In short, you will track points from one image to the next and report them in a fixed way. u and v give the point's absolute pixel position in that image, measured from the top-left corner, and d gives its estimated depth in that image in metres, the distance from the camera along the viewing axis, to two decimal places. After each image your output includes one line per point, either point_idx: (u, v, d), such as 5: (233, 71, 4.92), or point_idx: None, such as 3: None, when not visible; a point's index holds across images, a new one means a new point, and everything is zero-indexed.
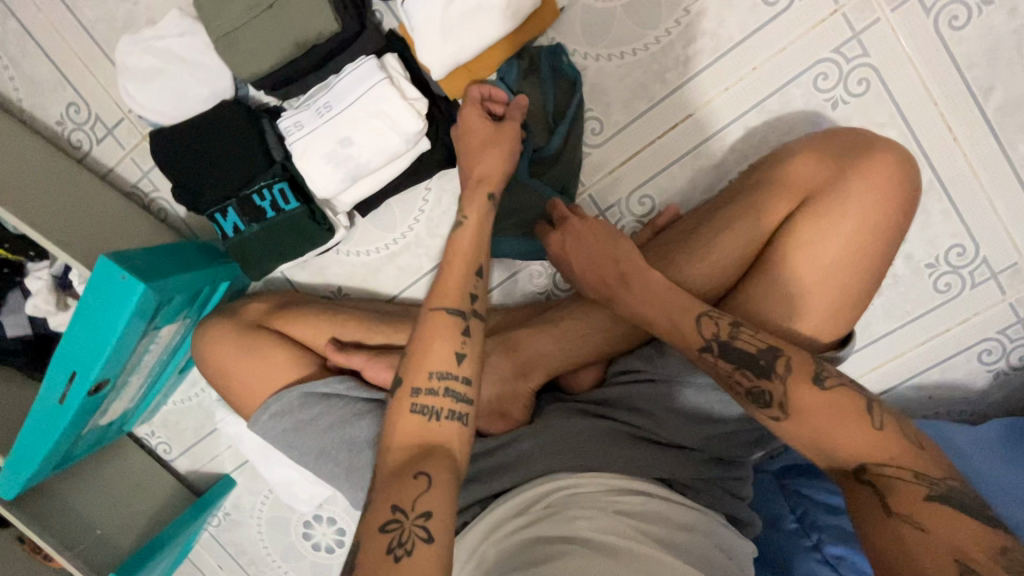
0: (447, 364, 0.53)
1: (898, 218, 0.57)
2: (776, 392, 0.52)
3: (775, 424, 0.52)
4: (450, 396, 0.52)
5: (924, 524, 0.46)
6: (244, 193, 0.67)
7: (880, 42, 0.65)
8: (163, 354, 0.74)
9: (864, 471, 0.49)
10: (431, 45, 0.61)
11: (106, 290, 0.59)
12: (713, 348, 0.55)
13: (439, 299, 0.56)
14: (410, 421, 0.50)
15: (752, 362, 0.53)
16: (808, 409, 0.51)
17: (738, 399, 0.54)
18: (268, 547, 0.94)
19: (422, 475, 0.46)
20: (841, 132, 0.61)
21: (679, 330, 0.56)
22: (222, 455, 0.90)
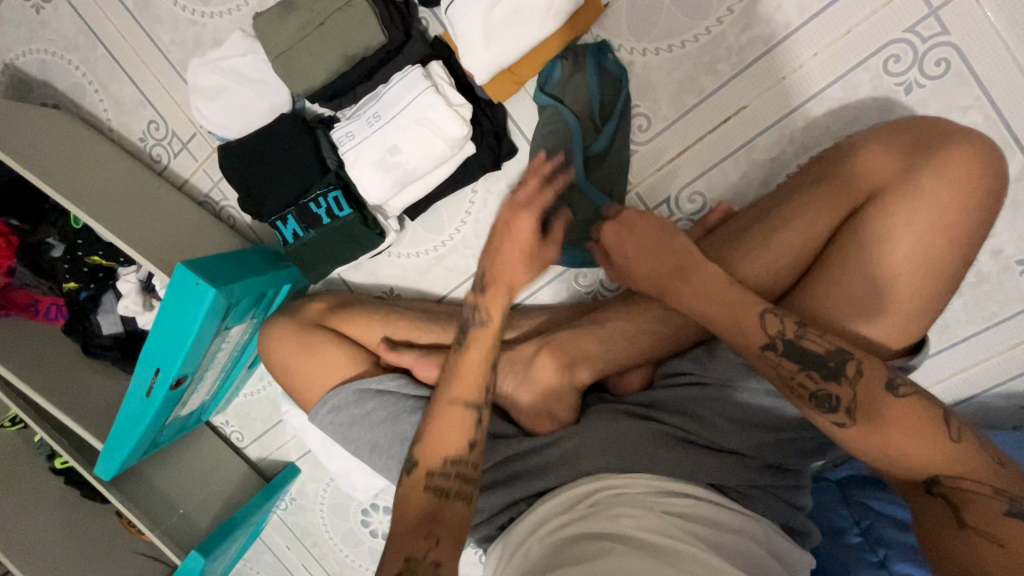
0: (460, 450, 0.54)
1: (980, 212, 0.52)
2: (844, 398, 0.49)
3: (837, 431, 0.49)
4: (461, 479, 0.54)
5: (999, 538, 0.44)
6: (302, 202, 0.70)
7: (963, 17, 0.59)
8: (234, 351, 0.80)
9: (937, 484, 0.48)
10: (474, 51, 0.61)
11: (184, 295, 0.64)
12: (777, 346, 0.51)
13: (458, 387, 0.57)
14: (422, 496, 0.53)
15: (819, 364, 0.50)
16: (877, 418, 0.48)
17: (800, 401, 0.51)
18: (329, 532, 1.00)
19: (432, 537, 0.50)
20: (915, 121, 0.56)
21: (737, 330, 0.53)
22: (287, 444, 0.96)
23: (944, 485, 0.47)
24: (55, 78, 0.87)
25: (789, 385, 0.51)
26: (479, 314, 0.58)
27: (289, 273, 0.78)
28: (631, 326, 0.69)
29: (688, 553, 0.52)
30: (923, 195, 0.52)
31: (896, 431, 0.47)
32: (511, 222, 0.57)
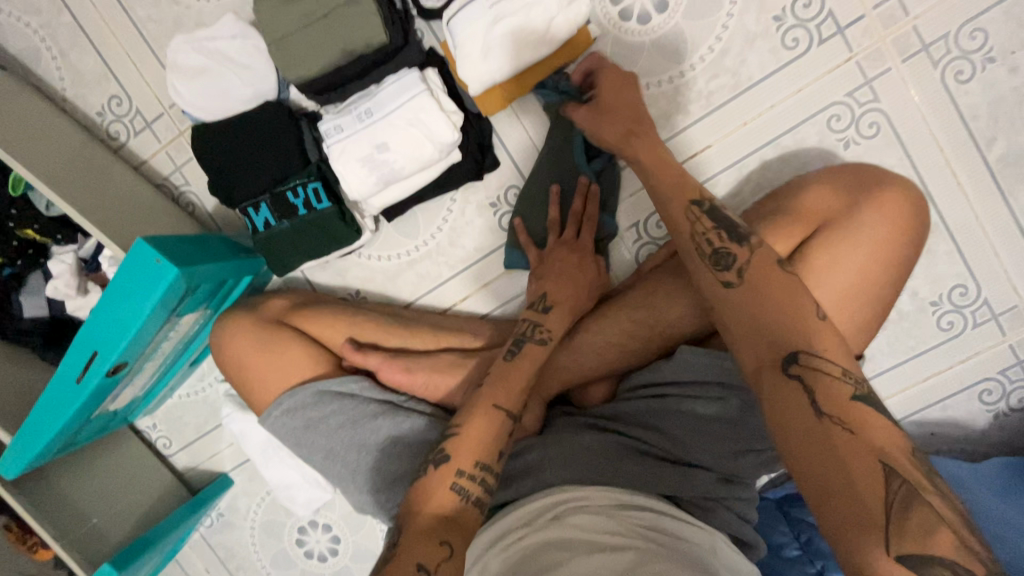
0: (490, 457, 0.57)
1: (906, 250, 0.60)
2: (741, 260, 0.52)
3: (723, 290, 0.51)
4: (483, 487, 0.56)
5: (854, 426, 0.41)
6: (278, 190, 0.69)
7: (890, 89, 0.70)
8: (180, 343, 0.74)
9: (794, 362, 0.45)
10: (471, 63, 0.64)
11: (140, 272, 0.60)
12: (703, 205, 0.56)
13: (502, 394, 0.60)
14: (444, 498, 0.54)
15: (730, 229, 0.54)
16: (761, 287, 0.50)
17: (701, 259, 0.54)
18: (258, 553, 0.92)
19: (446, 544, 0.51)
20: (852, 168, 0.64)
21: (673, 188, 0.58)
22: (221, 453, 0.89)
23: (801, 365, 0.45)
24: (7, 40, 0.81)
25: (697, 240, 0.54)
26: (539, 332, 0.66)
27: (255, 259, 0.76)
28: (599, 340, 0.70)
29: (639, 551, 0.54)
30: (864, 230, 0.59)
31: (774, 304, 0.49)
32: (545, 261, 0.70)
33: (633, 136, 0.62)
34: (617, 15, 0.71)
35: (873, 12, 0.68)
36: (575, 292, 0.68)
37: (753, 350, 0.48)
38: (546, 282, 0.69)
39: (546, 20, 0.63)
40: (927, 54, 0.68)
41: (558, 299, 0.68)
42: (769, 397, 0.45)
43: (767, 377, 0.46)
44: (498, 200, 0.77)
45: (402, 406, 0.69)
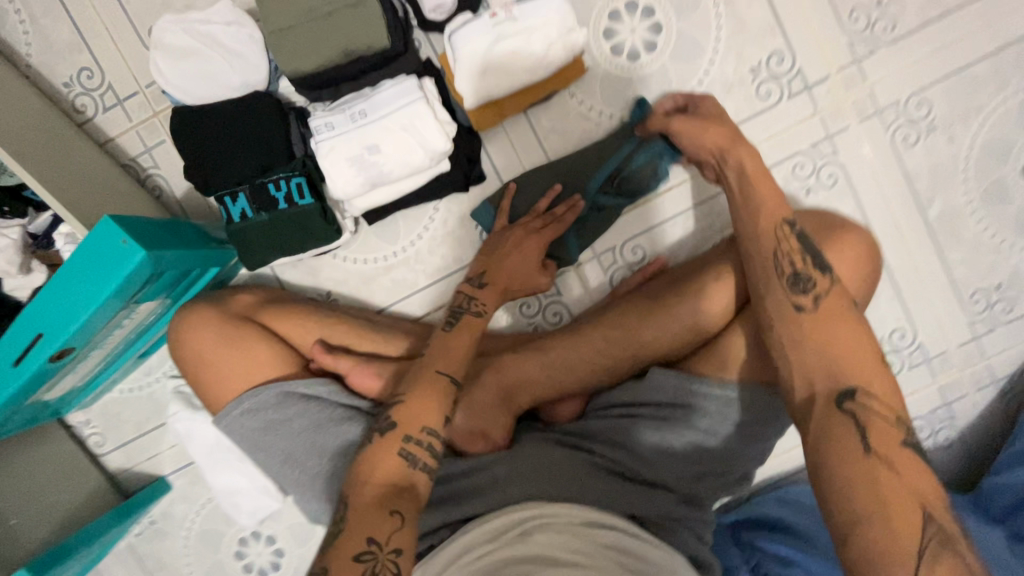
0: (436, 424, 0.57)
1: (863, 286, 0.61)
2: (819, 288, 0.55)
3: (794, 311, 0.55)
4: (430, 455, 0.57)
5: (896, 467, 0.46)
6: (259, 182, 0.67)
7: (848, 145, 0.76)
8: (133, 332, 0.69)
9: (849, 398, 0.49)
10: (469, 77, 0.66)
11: (102, 252, 0.56)
12: (792, 228, 0.59)
13: (445, 362, 0.61)
14: (390, 466, 0.55)
15: (812, 256, 0.57)
16: (834, 317, 0.54)
17: (779, 278, 0.57)
18: (190, 566, 0.86)
19: (397, 514, 0.52)
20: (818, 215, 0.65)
21: (767, 207, 0.60)
22: (161, 455, 0.83)
23: (857, 402, 0.49)
24: None
25: (778, 260, 0.58)
26: (475, 305, 0.67)
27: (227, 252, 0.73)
28: (573, 358, 0.70)
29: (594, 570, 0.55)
30: (846, 254, 0.60)
31: (842, 341, 0.52)
32: (500, 240, 0.71)
33: (736, 142, 0.64)
34: (609, 49, 0.75)
35: (837, 74, 0.75)
36: (516, 272, 0.70)
37: (809, 374, 0.52)
38: (489, 261, 0.70)
39: (545, 44, 0.65)
40: (879, 117, 0.76)
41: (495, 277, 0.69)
42: (818, 423, 0.49)
43: (820, 408, 0.50)
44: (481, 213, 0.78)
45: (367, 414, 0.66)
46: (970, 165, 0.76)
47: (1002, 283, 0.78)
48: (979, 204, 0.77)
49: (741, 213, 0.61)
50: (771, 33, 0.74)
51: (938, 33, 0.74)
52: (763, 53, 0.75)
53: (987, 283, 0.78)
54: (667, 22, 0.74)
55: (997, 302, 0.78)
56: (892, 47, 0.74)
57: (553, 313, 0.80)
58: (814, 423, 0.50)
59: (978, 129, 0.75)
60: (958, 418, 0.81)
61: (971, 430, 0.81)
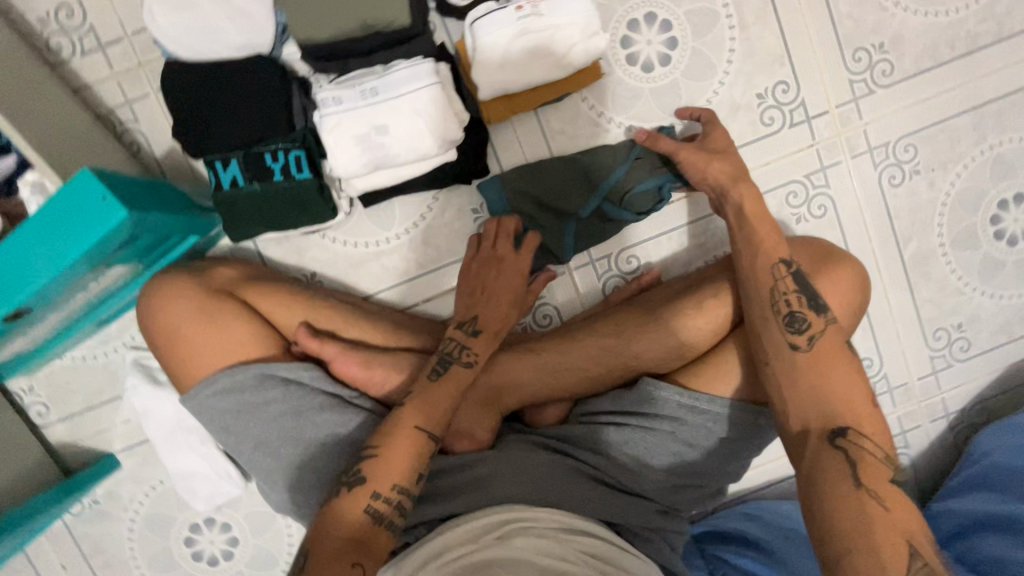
0: (408, 481, 0.56)
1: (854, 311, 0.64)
2: (812, 329, 0.60)
3: (791, 350, 0.60)
4: (397, 509, 0.55)
5: (886, 503, 0.52)
6: (255, 150, 0.63)
7: (839, 179, 0.79)
8: (97, 297, 0.64)
9: (841, 435, 0.55)
10: (488, 68, 0.64)
11: (78, 207, 0.51)
12: (790, 267, 0.63)
13: (426, 415, 0.59)
14: (356, 519, 0.54)
15: (809, 296, 0.61)
16: (826, 357, 0.59)
17: (775, 316, 0.61)
18: (133, 551, 0.80)
19: (357, 567, 0.51)
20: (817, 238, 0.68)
21: (764, 246, 0.64)
22: (112, 431, 0.77)
23: (846, 439, 0.55)
24: None
25: (775, 300, 0.62)
26: (465, 355, 0.65)
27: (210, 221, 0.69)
28: (564, 362, 0.69)
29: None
30: (836, 283, 0.63)
31: (833, 382, 0.58)
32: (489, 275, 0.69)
33: (738, 180, 0.67)
34: (624, 58, 0.75)
35: (836, 110, 0.78)
36: (505, 316, 0.68)
37: (803, 409, 0.58)
38: (478, 303, 0.68)
39: (568, 44, 0.64)
40: (870, 156, 0.79)
41: (486, 322, 0.67)
42: (813, 457, 0.55)
43: (814, 442, 0.56)
44: (481, 207, 0.76)
45: (352, 403, 0.66)
46: (946, 210, 0.81)
47: (962, 323, 0.83)
48: (950, 247, 0.82)
49: (743, 251, 0.65)
50: (779, 62, 0.76)
51: (931, 82, 0.78)
52: (770, 81, 0.77)
53: (949, 322, 0.83)
54: (682, 38, 0.75)
55: (956, 340, 0.84)
56: (889, 90, 0.78)
57: (543, 315, 0.79)
58: (808, 457, 0.55)
59: (956, 177, 0.80)
60: (911, 446, 0.86)
61: (922, 457, 0.87)
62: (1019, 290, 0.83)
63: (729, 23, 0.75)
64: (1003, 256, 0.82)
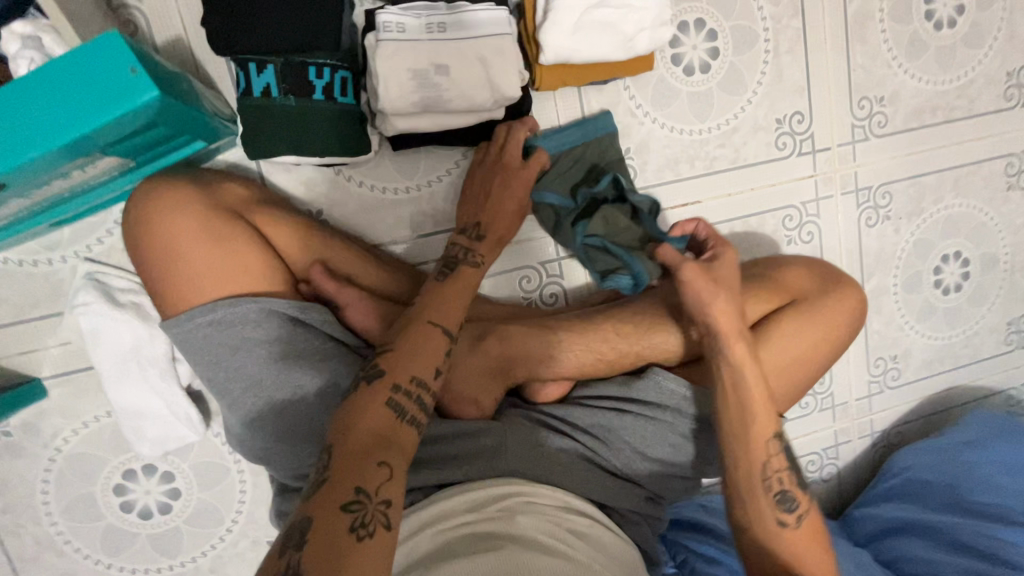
0: (426, 374, 0.55)
1: (845, 326, 0.69)
2: (800, 507, 0.63)
3: (780, 527, 0.62)
4: (419, 406, 0.53)
5: None
6: (298, 59, 0.56)
7: (827, 212, 0.87)
8: (71, 188, 0.54)
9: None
10: (558, 33, 0.63)
11: (100, 77, 0.44)
12: (780, 442, 0.64)
13: (439, 313, 0.58)
14: (377, 416, 0.50)
15: (791, 468, 0.65)
16: (808, 536, 0.62)
17: (767, 494, 0.63)
18: (46, 495, 0.69)
19: (384, 467, 0.47)
20: (822, 263, 0.73)
21: (760, 416, 0.63)
22: (43, 353, 0.65)
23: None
24: None
25: (767, 476, 0.63)
26: (471, 257, 0.65)
27: (228, 132, 0.62)
28: (580, 343, 0.69)
29: (572, 558, 0.55)
30: (834, 302, 0.69)
31: (807, 549, 0.62)
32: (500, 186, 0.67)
33: (739, 333, 0.64)
34: (671, 57, 0.76)
35: (836, 148, 0.85)
36: (508, 225, 0.68)
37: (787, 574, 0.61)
38: (484, 210, 0.67)
39: (637, 29, 0.65)
40: (856, 196, 0.88)
41: (496, 230, 0.67)
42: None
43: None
44: None
45: (357, 352, 0.61)
46: (903, 256, 0.92)
47: (897, 355, 0.95)
48: (900, 288, 0.93)
49: (732, 421, 0.64)
50: (800, 94, 0.82)
51: (912, 141, 0.88)
52: (789, 109, 0.82)
53: (888, 354, 0.95)
54: (724, 50, 0.78)
55: (890, 370, 0.95)
56: (881, 140, 0.87)
57: (550, 293, 0.79)
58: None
59: (916, 228, 0.91)
60: (840, 458, 0.97)
61: (845, 469, 0.98)
62: (943, 334, 0.97)
63: (766, 47, 0.80)
64: (937, 303, 0.95)
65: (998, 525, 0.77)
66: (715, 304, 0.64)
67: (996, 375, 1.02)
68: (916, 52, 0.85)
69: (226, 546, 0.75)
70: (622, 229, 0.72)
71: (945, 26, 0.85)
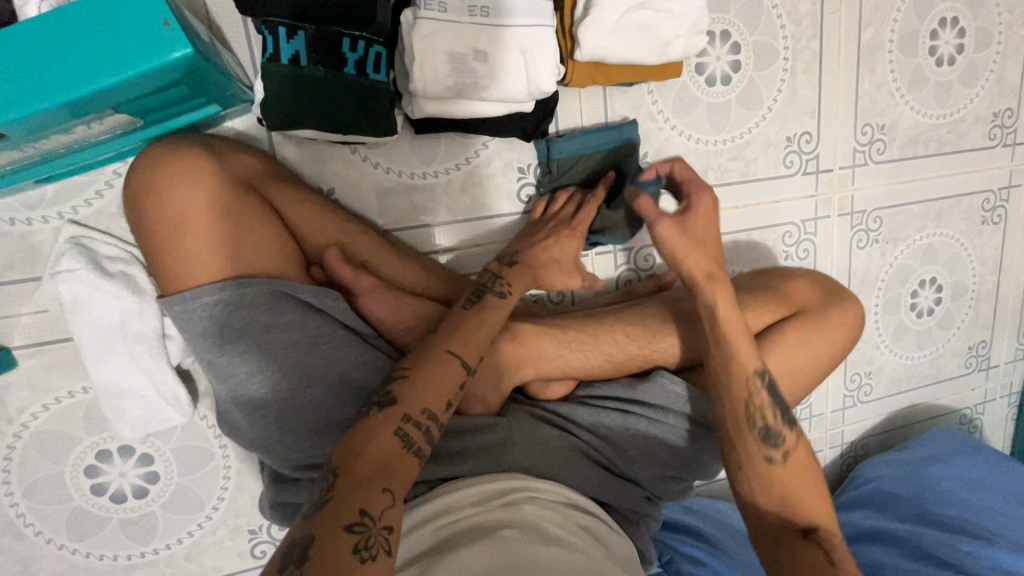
0: (438, 406, 0.53)
1: (846, 338, 0.72)
2: (787, 442, 0.64)
3: (767, 463, 0.63)
4: (426, 436, 0.51)
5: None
6: (331, 29, 0.53)
7: (824, 231, 0.90)
8: (67, 141, 0.49)
9: (814, 532, 0.61)
10: (598, 30, 0.61)
11: (127, 25, 0.40)
12: (763, 376, 0.64)
13: (460, 344, 0.57)
14: (386, 445, 0.49)
15: (778, 404, 0.65)
16: (797, 472, 0.64)
17: (752, 431, 0.63)
18: (7, 474, 0.63)
19: (387, 493, 0.46)
20: (823, 277, 0.76)
21: (742, 351, 0.64)
22: (13, 321, 0.60)
23: (818, 535, 0.61)
24: None
25: (752, 414, 0.63)
26: (499, 285, 0.65)
27: (242, 100, 0.58)
28: (589, 345, 0.69)
29: (578, 551, 0.53)
30: (838, 317, 0.72)
31: (798, 486, 0.63)
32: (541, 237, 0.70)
33: (712, 278, 0.65)
34: (696, 66, 0.77)
35: (838, 171, 0.88)
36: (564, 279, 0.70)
37: (778, 512, 0.63)
38: (521, 246, 0.70)
39: (673, 35, 0.65)
40: (850, 218, 0.91)
41: (526, 261, 0.68)
42: (790, 554, 0.60)
43: (786, 539, 0.61)
44: (527, 167, 0.73)
45: (369, 342, 0.60)
46: (885, 279, 0.97)
47: (871, 372, 1.00)
48: (880, 309, 0.98)
49: (714, 358, 0.65)
50: (811, 115, 0.84)
51: (905, 170, 0.92)
52: (799, 128, 0.84)
53: (863, 370, 1.00)
54: (746, 65, 0.79)
55: (863, 385, 1.01)
56: (878, 166, 0.91)
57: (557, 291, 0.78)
58: (784, 550, 0.60)
59: (900, 253, 0.96)
60: None
61: None
62: (913, 354, 1.02)
63: (784, 65, 0.81)
64: (911, 325, 1.01)
65: (962, 537, 0.82)
66: (687, 249, 0.65)
67: (953, 395, 1.09)
68: (918, 85, 0.89)
69: (204, 533, 0.71)
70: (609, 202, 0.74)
71: (945, 63, 0.89)
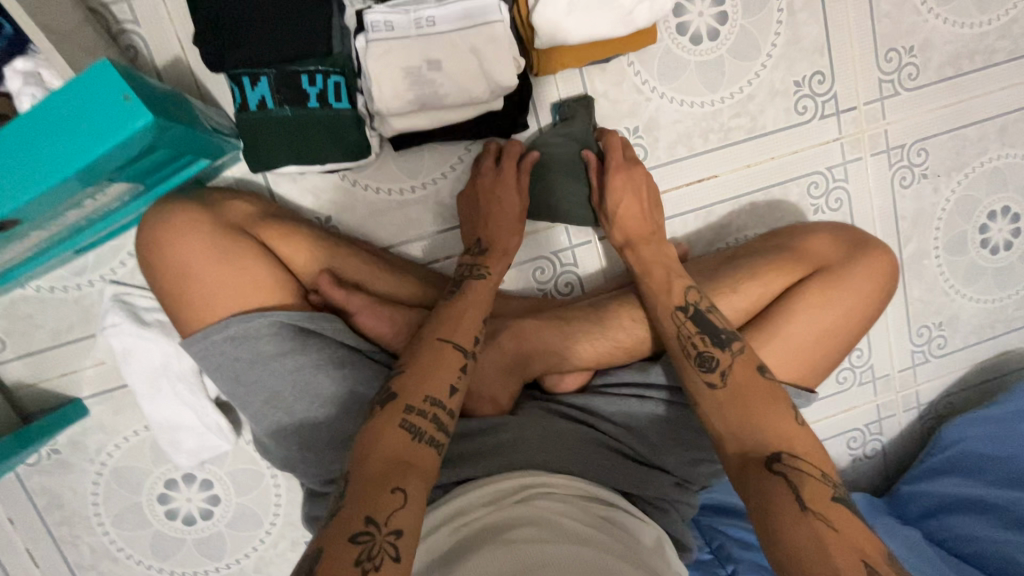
0: (440, 393, 0.54)
1: (876, 291, 0.66)
2: (723, 363, 0.59)
3: (710, 390, 0.59)
4: (435, 424, 0.53)
5: (834, 523, 0.48)
6: (289, 69, 0.57)
7: (857, 174, 0.82)
8: (83, 215, 0.57)
9: (777, 460, 0.52)
10: (554, 14, 0.60)
11: (95, 106, 0.45)
12: (687, 311, 0.63)
13: (459, 334, 0.59)
14: (392, 440, 0.50)
15: (712, 332, 0.62)
16: (744, 392, 0.57)
17: (687, 361, 0.61)
18: (97, 507, 0.73)
19: (399, 492, 0.47)
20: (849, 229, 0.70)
21: (660, 296, 0.66)
22: (81, 373, 0.69)
23: (784, 464, 0.52)
24: None
25: (683, 345, 0.62)
26: (476, 270, 0.66)
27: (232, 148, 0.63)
28: (595, 331, 0.69)
29: (592, 541, 0.52)
30: (868, 270, 0.66)
31: (759, 413, 0.55)
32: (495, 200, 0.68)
33: (627, 248, 0.70)
34: (675, 27, 0.73)
35: (863, 107, 0.80)
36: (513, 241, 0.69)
37: (738, 439, 0.55)
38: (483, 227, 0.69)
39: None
40: (888, 155, 0.82)
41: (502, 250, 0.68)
42: (756, 490, 0.51)
43: (752, 472, 0.53)
44: None
45: (372, 358, 0.63)
46: (944, 216, 0.86)
47: (943, 322, 0.89)
48: (942, 251, 0.87)
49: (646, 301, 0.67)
50: (820, 52, 0.77)
51: (948, 91, 0.81)
52: (809, 70, 0.77)
53: (932, 321, 0.89)
54: (734, 14, 0.74)
55: (935, 338, 0.90)
56: (913, 93, 0.81)
57: (565, 283, 0.77)
58: (752, 488, 0.52)
59: (958, 184, 0.85)
60: (884, 433, 0.93)
61: (888, 443, 0.94)
62: (994, 296, 0.90)
63: (779, 6, 0.74)
64: (986, 264, 0.89)
65: None
66: (615, 185, 0.69)
67: None
68: None
69: (267, 547, 0.77)
70: (554, 144, 0.71)
71: None
